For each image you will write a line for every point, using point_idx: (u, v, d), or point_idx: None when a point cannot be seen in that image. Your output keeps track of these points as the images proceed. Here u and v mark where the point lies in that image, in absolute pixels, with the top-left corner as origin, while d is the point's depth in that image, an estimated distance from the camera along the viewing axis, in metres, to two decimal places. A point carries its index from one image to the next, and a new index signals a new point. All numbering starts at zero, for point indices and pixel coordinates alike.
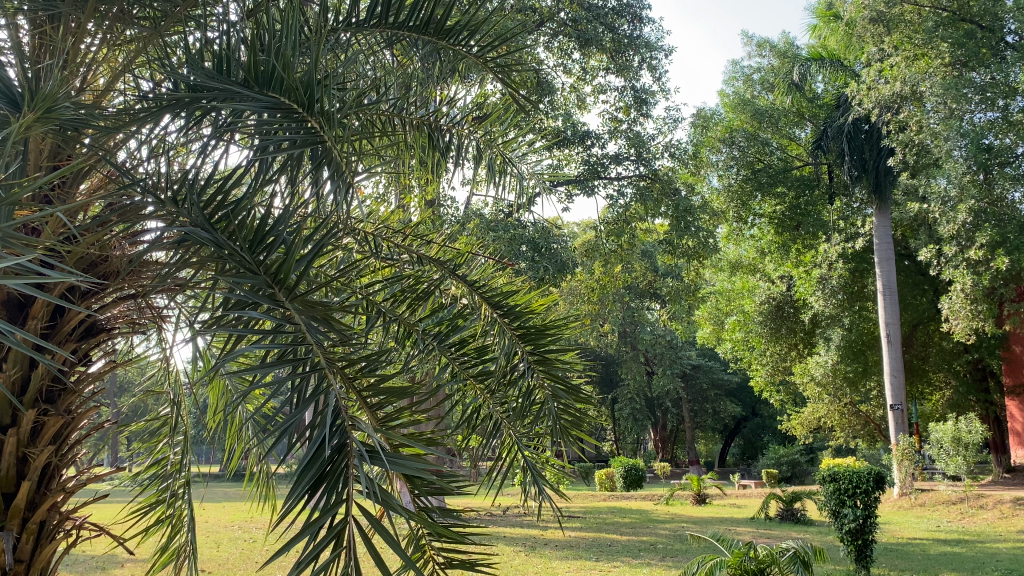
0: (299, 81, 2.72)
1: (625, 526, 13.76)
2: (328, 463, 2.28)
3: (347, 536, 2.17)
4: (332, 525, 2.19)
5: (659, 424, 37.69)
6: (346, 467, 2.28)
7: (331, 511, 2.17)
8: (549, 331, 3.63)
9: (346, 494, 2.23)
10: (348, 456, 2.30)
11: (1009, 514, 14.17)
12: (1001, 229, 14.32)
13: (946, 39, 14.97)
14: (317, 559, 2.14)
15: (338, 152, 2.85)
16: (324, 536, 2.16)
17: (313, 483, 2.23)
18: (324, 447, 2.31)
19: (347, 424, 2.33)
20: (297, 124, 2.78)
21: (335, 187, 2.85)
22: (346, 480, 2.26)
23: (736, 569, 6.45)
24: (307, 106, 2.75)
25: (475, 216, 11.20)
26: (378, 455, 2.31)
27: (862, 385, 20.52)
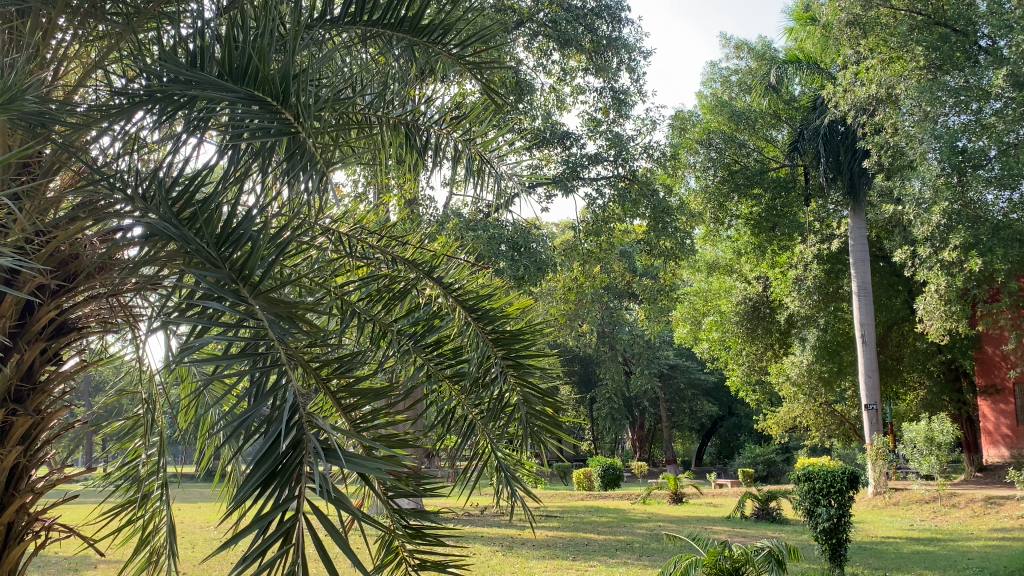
0: (275, 75, 2.74)
1: (602, 525, 13.79)
2: (281, 459, 2.22)
3: (296, 534, 2.13)
4: (280, 522, 2.15)
5: (636, 423, 37.84)
6: (301, 463, 2.22)
7: (279, 508, 2.12)
8: (523, 335, 3.61)
9: (299, 491, 2.17)
10: (303, 452, 2.24)
11: (980, 513, 14.35)
12: (974, 230, 14.47)
13: (921, 42, 15.12)
14: (263, 555, 2.12)
15: (313, 147, 2.84)
16: (272, 531, 2.14)
17: (265, 479, 2.18)
18: (279, 442, 2.26)
19: (304, 420, 2.28)
20: (271, 117, 2.77)
21: (308, 183, 2.83)
22: (300, 477, 2.20)
23: (712, 568, 6.48)
24: (283, 99, 2.76)
25: (454, 215, 11.19)
26: (334, 452, 2.24)
27: (837, 384, 20.70)
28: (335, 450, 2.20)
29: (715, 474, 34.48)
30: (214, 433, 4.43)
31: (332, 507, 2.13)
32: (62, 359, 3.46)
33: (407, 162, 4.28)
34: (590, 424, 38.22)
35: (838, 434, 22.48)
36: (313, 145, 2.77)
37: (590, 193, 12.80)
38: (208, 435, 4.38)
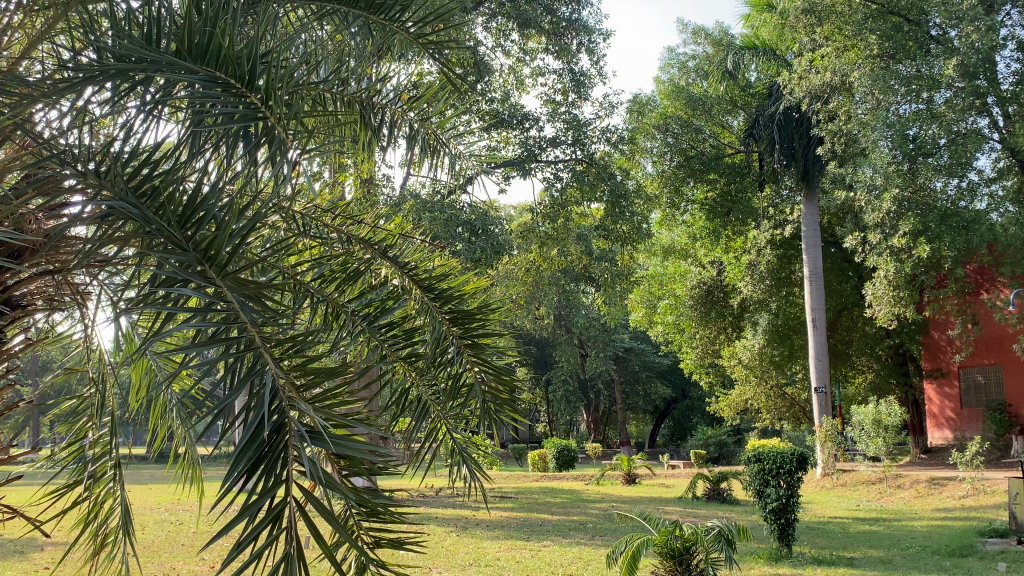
0: (239, 56, 2.72)
1: (556, 506, 13.91)
2: (266, 444, 2.33)
3: (286, 518, 2.27)
4: (269, 507, 2.27)
5: (591, 405, 38.12)
6: (285, 447, 2.34)
7: (269, 493, 2.25)
8: (478, 314, 3.62)
9: (285, 475, 2.30)
10: (286, 436, 2.36)
11: (924, 493, 14.76)
12: (923, 217, 14.76)
13: (875, 31, 15.34)
14: (255, 542, 2.22)
15: (280, 129, 2.83)
16: (262, 517, 2.25)
17: (251, 463, 2.29)
18: (261, 427, 2.36)
19: (285, 404, 2.40)
20: (236, 98, 2.74)
21: (273, 164, 2.81)
22: (284, 462, 2.33)
23: (663, 547, 6.60)
24: (248, 81, 2.75)
25: (411, 195, 11.14)
26: (317, 434, 2.40)
27: (788, 367, 21.06)
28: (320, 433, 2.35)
29: (668, 456, 34.91)
30: (170, 414, 4.32)
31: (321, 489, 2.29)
32: (7, 338, 3.38)
33: (362, 139, 4.19)
34: (546, 406, 38.41)
35: (789, 416, 22.90)
36: (280, 128, 2.77)
37: (548, 177, 12.83)
38: (163, 416, 4.26)
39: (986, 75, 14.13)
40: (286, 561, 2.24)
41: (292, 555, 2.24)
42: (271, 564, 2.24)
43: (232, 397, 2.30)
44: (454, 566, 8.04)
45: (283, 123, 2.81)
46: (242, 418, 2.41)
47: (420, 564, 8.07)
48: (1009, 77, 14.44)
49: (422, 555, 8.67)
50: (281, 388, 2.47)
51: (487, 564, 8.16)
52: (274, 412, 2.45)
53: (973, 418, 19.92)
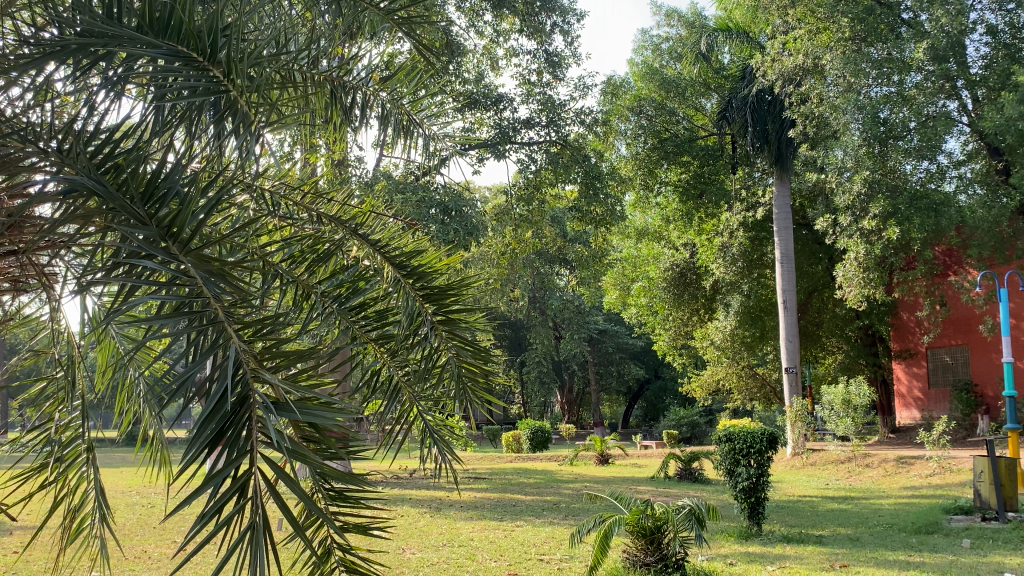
0: (201, 29, 2.71)
1: (529, 486, 13.96)
2: (229, 417, 2.34)
3: (252, 488, 2.30)
4: (235, 478, 2.30)
5: (565, 387, 38.26)
6: (248, 420, 2.35)
7: (232, 465, 2.26)
8: (452, 291, 3.61)
9: (249, 448, 2.31)
10: (249, 409, 2.36)
11: (892, 472, 15.00)
12: (893, 199, 14.89)
13: (847, 14, 15.38)
14: (220, 512, 2.24)
15: (242, 103, 2.83)
16: (227, 488, 2.27)
17: (213, 437, 2.30)
18: (225, 401, 2.36)
19: (248, 378, 2.39)
20: (199, 72, 2.74)
21: (237, 137, 2.82)
22: (247, 435, 2.34)
23: (634, 526, 6.65)
24: (210, 55, 2.73)
25: (383, 177, 11.08)
26: (281, 407, 2.41)
27: (759, 348, 21.22)
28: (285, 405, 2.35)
29: (640, 437, 35.15)
30: (137, 397, 4.28)
31: (285, 460, 2.30)
32: None
33: (332, 120, 4.13)
34: (520, 387, 38.51)
35: (760, 396, 23.11)
36: (244, 102, 2.76)
37: (522, 158, 12.80)
38: (132, 398, 4.23)
39: (955, 58, 14.25)
40: (253, 530, 2.27)
41: (258, 525, 2.27)
42: (237, 534, 2.27)
43: (192, 372, 2.31)
44: (427, 547, 8.05)
45: (246, 97, 2.81)
46: (205, 393, 2.42)
47: (393, 545, 8.08)
48: (978, 60, 14.57)
49: (395, 536, 8.67)
50: (245, 360, 2.47)
51: (460, 544, 8.18)
52: (237, 387, 2.45)
53: (940, 398, 20.50)
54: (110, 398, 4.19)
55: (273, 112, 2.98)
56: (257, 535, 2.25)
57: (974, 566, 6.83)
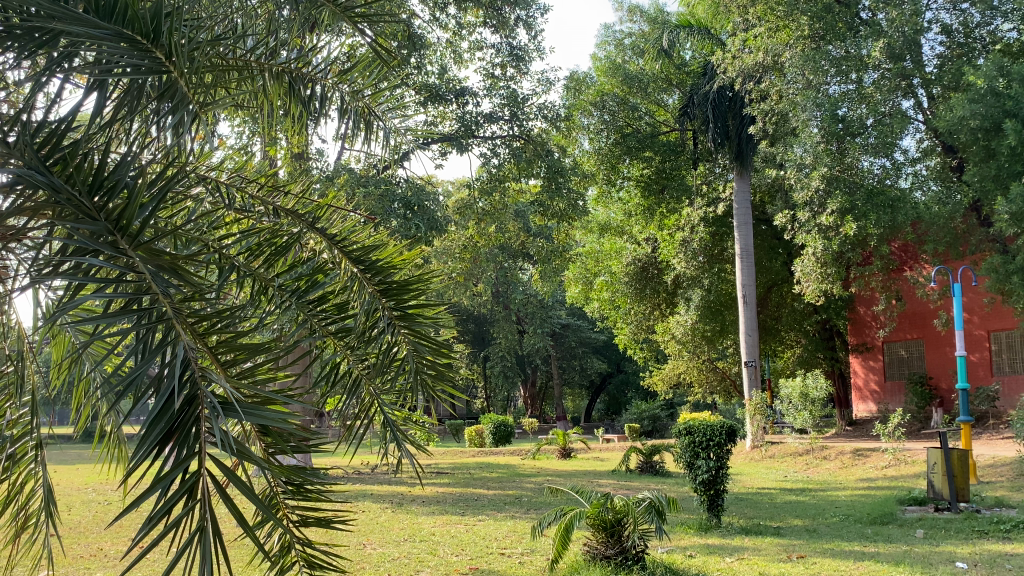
0: (144, 13, 2.73)
1: (491, 480, 13.98)
2: (177, 417, 2.32)
3: (200, 490, 2.29)
4: (184, 480, 2.29)
5: (528, 381, 38.37)
6: (197, 420, 2.33)
7: (181, 466, 2.25)
8: (411, 286, 3.58)
9: (198, 448, 2.30)
10: (199, 408, 2.34)
11: (849, 464, 15.26)
12: (850, 196, 15.12)
13: (806, 12, 15.57)
14: (168, 514, 2.24)
15: (184, 85, 2.85)
16: (176, 490, 2.26)
17: (162, 437, 2.28)
18: (174, 400, 2.34)
19: (196, 376, 2.37)
20: (141, 55, 2.75)
21: (178, 120, 2.85)
22: (197, 435, 2.32)
23: (595, 519, 6.70)
24: (153, 38, 2.76)
25: (344, 170, 11.04)
26: (229, 408, 2.39)
27: (719, 342, 21.44)
28: (233, 405, 2.33)
29: (603, 431, 35.40)
30: (95, 393, 4.17)
31: (234, 461, 2.28)
32: None
33: (290, 111, 4.09)
34: (483, 380, 38.56)
35: (720, 390, 23.36)
36: (185, 85, 2.81)
37: (485, 152, 12.77)
38: (87, 395, 4.14)
39: (911, 57, 14.48)
40: (202, 532, 2.26)
41: (207, 526, 2.26)
42: (187, 535, 2.26)
43: (141, 370, 2.29)
44: (388, 542, 8.01)
45: (188, 79, 2.87)
46: (155, 390, 2.39)
47: (354, 540, 8.06)
48: (933, 59, 14.82)
49: (356, 531, 8.64)
50: (194, 358, 2.45)
51: (422, 539, 8.16)
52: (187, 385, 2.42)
53: (895, 391, 21.09)
54: (63, 394, 4.10)
55: (212, 96, 3.06)
56: (205, 536, 2.24)
57: (926, 556, 6.96)
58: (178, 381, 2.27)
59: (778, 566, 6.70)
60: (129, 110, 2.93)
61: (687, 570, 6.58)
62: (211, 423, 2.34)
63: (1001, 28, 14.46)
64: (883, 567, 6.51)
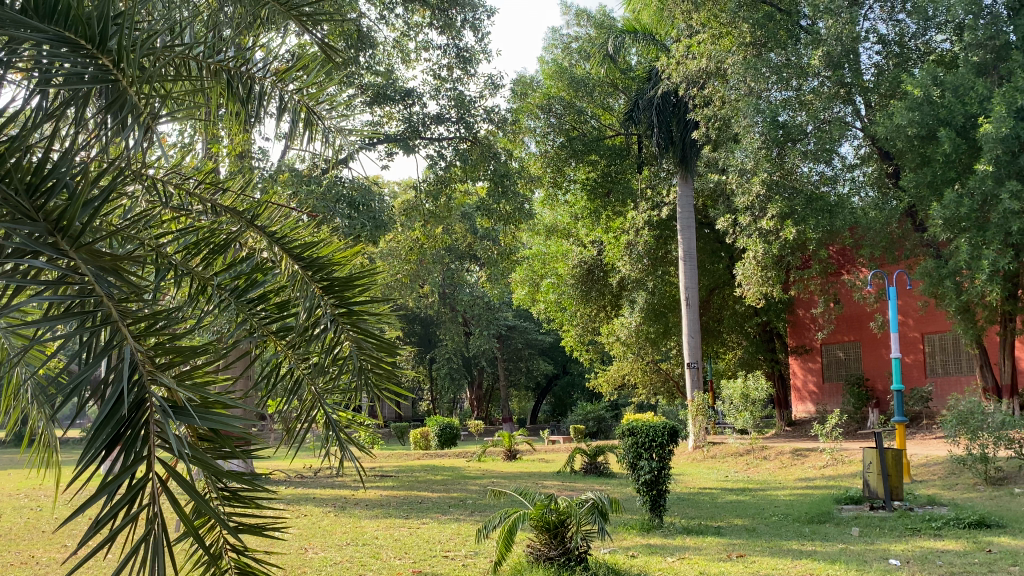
0: (89, 17, 2.72)
1: (437, 483, 13.96)
2: (125, 422, 2.30)
3: (148, 494, 2.28)
4: (130, 487, 2.27)
5: (475, 383, 38.28)
6: (145, 424, 2.32)
7: (128, 471, 2.23)
8: (355, 283, 3.53)
9: (146, 452, 2.29)
10: (146, 413, 2.33)
11: (788, 464, 15.56)
12: (790, 201, 15.40)
13: (748, 20, 15.84)
14: (115, 519, 2.22)
15: (130, 92, 2.83)
16: (122, 495, 2.24)
17: (108, 441, 2.26)
18: (121, 404, 2.31)
19: (144, 380, 2.35)
20: (85, 59, 2.73)
21: (126, 126, 2.82)
22: (145, 438, 2.31)
23: (538, 520, 6.69)
24: (98, 43, 2.75)
25: (287, 169, 10.90)
26: (179, 411, 2.38)
27: (663, 343, 21.62)
28: (182, 408, 2.33)
29: (548, 432, 35.52)
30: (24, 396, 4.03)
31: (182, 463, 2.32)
32: None
33: (230, 109, 4.05)
34: (430, 383, 38.41)
35: (663, 391, 23.64)
36: (132, 91, 2.80)
37: (432, 154, 12.76)
38: (16, 398, 4.02)
39: (849, 66, 14.79)
40: (150, 537, 2.25)
41: (155, 531, 2.25)
42: (135, 543, 2.25)
43: (85, 374, 2.26)
44: (330, 546, 7.92)
45: (134, 87, 2.86)
46: (99, 394, 2.36)
47: (296, 545, 7.95)
48: (871, 68, 15.17)
49: (297, 535, 8.53)
50: (141, 360, 2.44)
51: (364, 543, 8.09)
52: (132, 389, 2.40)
53: (833, 392, 21.64)
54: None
55: (162, 103, 3.06)
56: (154, 542, 2.23)
57: (861, 553, 7.12)
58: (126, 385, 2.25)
59: (719, 565, 6.80)
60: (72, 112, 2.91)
61: (629, 570, 6.63)
62: (160, 426, 2.34)
63: (935, 38, 14.89)
64: (820, 565, 6.63)
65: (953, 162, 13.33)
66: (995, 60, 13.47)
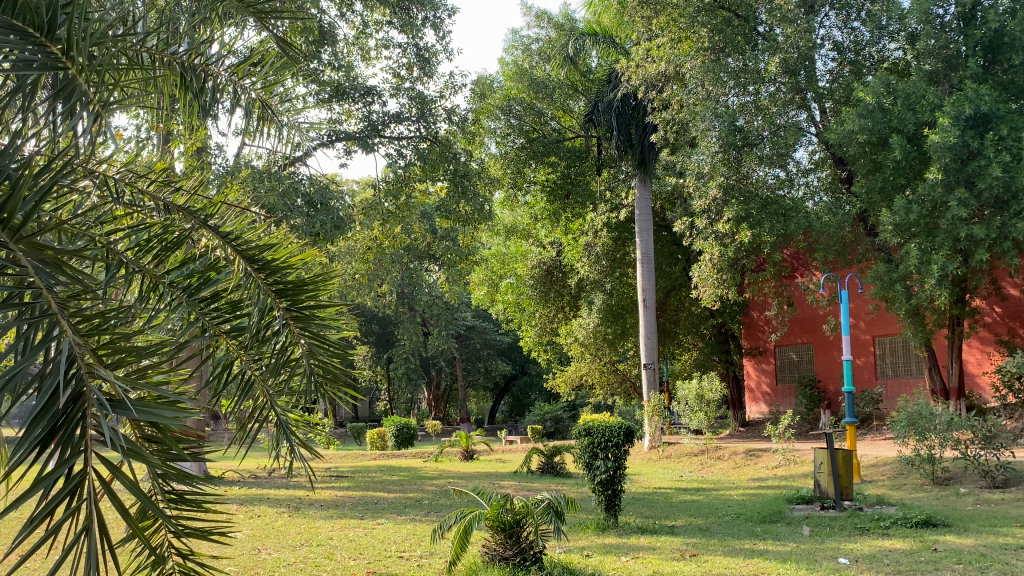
0: (38, 5, 2.70)
1: (392, 483, 13.88)
2: (62, 415, 2.26)
3: (86, 489, 2.26)
4: (68, 480, 2.24)
5: (432, 383, 38.18)
6: (84, 418, 2.28)
7: (66, 465, 2.20)
8: (307, 286, 3.50)
9: (83, 447, 2.25)
10: (85, 406, 2.29)
11: (742, 464, 15.75)
12: (745, 204, 15.59)
13: (706, 24, 16.08)
14: (51, 514, 2.18)
15: (81, 81, 2.80)
16: (58, 490, 2.20)
17: (45, 436, 2.22)
18: (58, 396, 2.27)
19: (83, 372, 2.31)
20: (35, 48, 2.72)
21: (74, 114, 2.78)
22: (83, 432, 2.27)
23: (494, 520, 6.67)
24: (47, 31, 2.74)
25: (244, 167, 10.79)
26: (120, 404, 2.33)
27: (620, 344, 21.73)
28: (122, 401, 2.29)
29: (506, 432, 35.59)
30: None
31: (123, 459, 2.28)
32: None
33: (181, 102, 3.95)
34: (387, 382, 38.20)
35: (620, 391, 23.79)
36: (82, 80, 2.78)
37: (392, 154, 12.72)
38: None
39: (804, 72, 15.04)
40: (88, 532, 2.21)
41: (92, 526, 2.22)
42: (73, 539, 2.21)
43: (21, 366, 2.22)
44: (283, 547, 7.84)
45: (85, 77, 2.81)
46: (36, 387, 2.32)
47: (247, 547, 7.84)
48: (825, 75, 15.42)
49: (251, 536, 8.43)
50: (80, 352, 2.40)
51: (318, 543, 8.02)
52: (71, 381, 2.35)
53: (786, 393, 21.98)
54: None
55: (111, 94, 3.03)
56: (92, 536, 2.19)
57: (812, 552, 7.22)
58: (61, 377, 2.21)
59: (672, 564, 6.85)
60: (18, 103, 2.85)
61: (583, 570, 6.67)
62: (98, 419, 2.30)
63: (888, 47, 15.20)
64: (771, 564, 6.70)
65: (904, 168, 13.60)
66: (946, 69, 13.75)
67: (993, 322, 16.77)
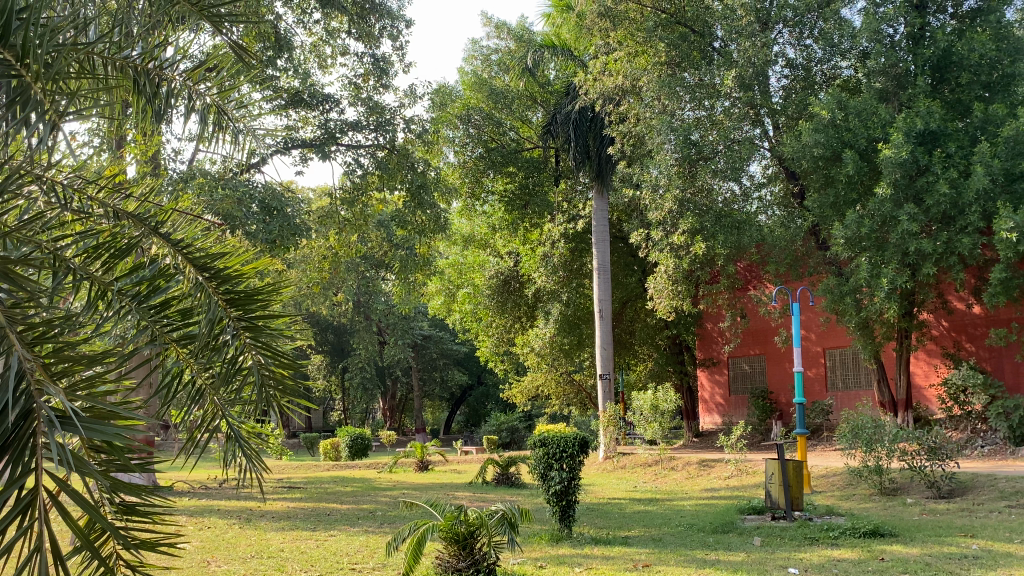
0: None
1: (346, 494, 13.74)
2: (12, 433, 2.22)
3: (37, 507, 2.22)
4: (19, 499, 2.19)
5: (388, 393, 37.93)
6: (33, 435, 2.24)
7: (16, 483, 2.16)
8: (258, 296, 3.45)
9: (34, 464, 2.21)
10: (35, 423, 2.25)
11: (695, 474, 15.87)
12: (699, 217, 15.77)
13: (664, 40, 16.34)
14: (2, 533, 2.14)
15: (37, 87, 2.88)
16: (9, 509, 2.16)
17: None
18: (8, 414, 2.24)
19: (32, 389, 2.28)
20: None
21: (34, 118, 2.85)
22: (33, 448, 2.23)
23: (448, 532, 6.62)
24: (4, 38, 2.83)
25: (199, 173, 10.61)
26: (69, 420, 2.30)
27: (576, 354, 21.81)
28: (70, 418, 2.27)
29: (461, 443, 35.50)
30: None
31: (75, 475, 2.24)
32: None
33: (135, 107, 3.89)
34: (341, 393, 37.90)
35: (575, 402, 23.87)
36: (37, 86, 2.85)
37: (349, 162, 12.68)
38: None
39: (758, 87, 15.26)
40: (39, 552, 2.16)
41: (43, 545, 2.17)
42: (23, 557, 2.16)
43: None
44: (233, 559, 7.72)
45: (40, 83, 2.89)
46: None
47: (196, 559, 7.69)
48: (779, 90, 15.69)
49: (200, 549, 8.27)
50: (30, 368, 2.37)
51: (269, 555, 7.91)
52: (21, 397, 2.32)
53: (738, 404, 22.20)
54: None
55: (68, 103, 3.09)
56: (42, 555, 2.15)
57: (762, 562, 7.30)
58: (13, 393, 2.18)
59: None
60: None
61: None
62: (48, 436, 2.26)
63: (839, 65, 15.52)
64: None
65: (855, 183, 13.91)
66: (896, 87, 14.10)
67: (940, 335, 17.12)
